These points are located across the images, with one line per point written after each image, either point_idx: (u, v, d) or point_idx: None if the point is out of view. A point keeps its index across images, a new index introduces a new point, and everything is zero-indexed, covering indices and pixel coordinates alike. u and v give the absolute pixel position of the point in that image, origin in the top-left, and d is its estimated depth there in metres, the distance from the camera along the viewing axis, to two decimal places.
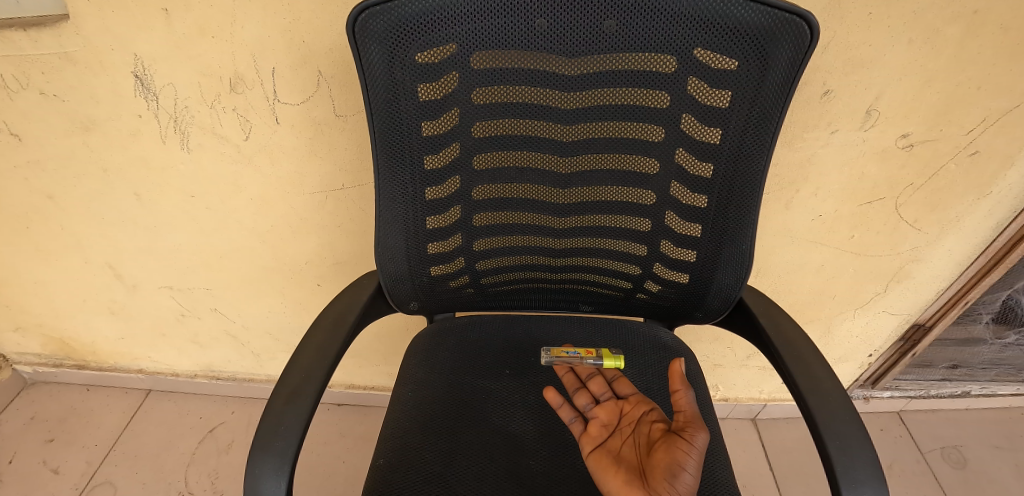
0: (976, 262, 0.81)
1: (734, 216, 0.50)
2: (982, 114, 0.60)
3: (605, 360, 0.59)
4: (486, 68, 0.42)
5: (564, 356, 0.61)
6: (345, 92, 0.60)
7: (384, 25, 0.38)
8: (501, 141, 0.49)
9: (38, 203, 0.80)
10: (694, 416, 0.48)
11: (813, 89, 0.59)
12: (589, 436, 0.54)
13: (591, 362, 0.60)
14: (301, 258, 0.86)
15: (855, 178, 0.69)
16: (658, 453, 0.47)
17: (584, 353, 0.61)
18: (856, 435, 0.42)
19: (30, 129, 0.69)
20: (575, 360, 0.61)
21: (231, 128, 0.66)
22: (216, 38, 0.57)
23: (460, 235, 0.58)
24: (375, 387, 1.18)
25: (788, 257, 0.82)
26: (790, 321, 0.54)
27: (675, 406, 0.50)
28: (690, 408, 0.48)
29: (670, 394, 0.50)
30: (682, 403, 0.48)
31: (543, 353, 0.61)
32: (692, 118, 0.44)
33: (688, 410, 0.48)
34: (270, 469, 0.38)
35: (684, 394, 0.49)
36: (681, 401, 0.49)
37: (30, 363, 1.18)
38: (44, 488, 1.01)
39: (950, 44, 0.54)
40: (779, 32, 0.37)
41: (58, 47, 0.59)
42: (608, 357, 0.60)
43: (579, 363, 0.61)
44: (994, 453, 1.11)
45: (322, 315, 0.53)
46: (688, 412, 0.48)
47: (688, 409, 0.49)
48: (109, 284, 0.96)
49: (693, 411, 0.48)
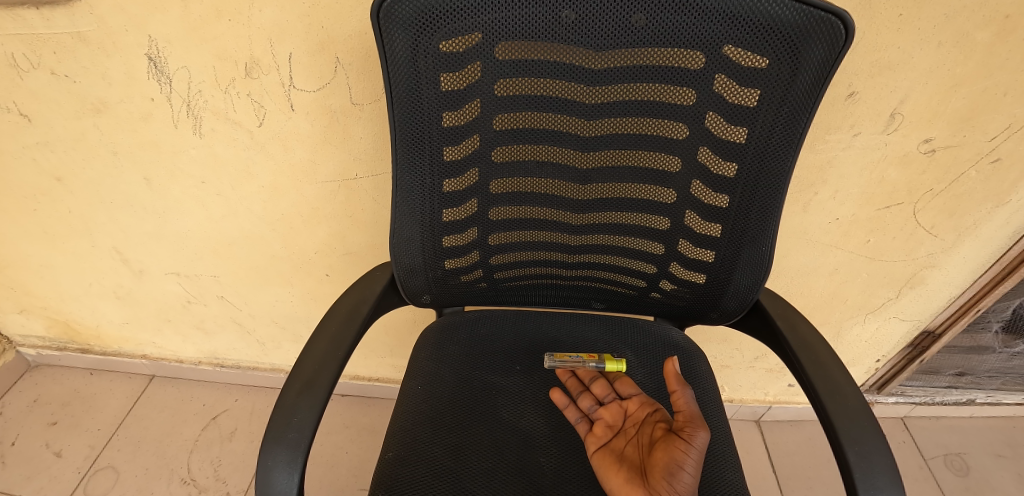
0: (990, 269, 0.81)
1: (756, 217, 0.49)
2: (1007, 121, 0.59)
3: (607, 363, 0.61)
4: (511, 59, 0.41)
5: (567, 360, 0.62)
6: (362, 79, 0.59)
7: (409, 12, 0.37)
8: (521, 134, 0.48)
9: (46, 185, 0.80)
10: (693, 415, 0.48)
11: (838, 91, 0.58)
12: (593, 436, 0.55)
13: (593, 365, 0.61)
14: (311, 247, 0.86)
15: (875, 182, 0.68)
16: (658, 452, 0.49)
17: (586, 357, 0.63)
18: (875, 441, 0.41)
19: (39, 110, 0.68)
20: (577, 363, 0.62)
21: (244, 114, 0.65)
22: (233, 21, 0.56)
23: (475, 229, 0.57)
24: (379, 378, 1.17)
25: (803, 259, 0.81)
26: (807, 324, 0.53)
27: (675, 406, 0.50)
28: (689, 408, 0.48)
29: (669, 394, 0.50)
30: (681, 403, 0.49)
31: (547, 358, 0.63)
32: (718, 117, 0.43)
33: (687, 410, 0.48)
34: (283, 460, 0.38)
35: (683, 394, 0.49)
36: (680, 401, 0.49)
37: (35, 345, 1.18)
38: (46, 472, 1.01)
39: (979, 49, 0.52)
40: (814, 30, 0.35)
41: (71, 26, 0.58)
42: (610, 360, 0.62)
43: (582, 367, 0.62)
44: (996, 461, 1.11)
45: (336, 306, 0.52)
46: (687, 412, 0.48)
47: (687, 409, 0.49)
48: (115, 268, 0.96)
49: (692, 411, 0.48)
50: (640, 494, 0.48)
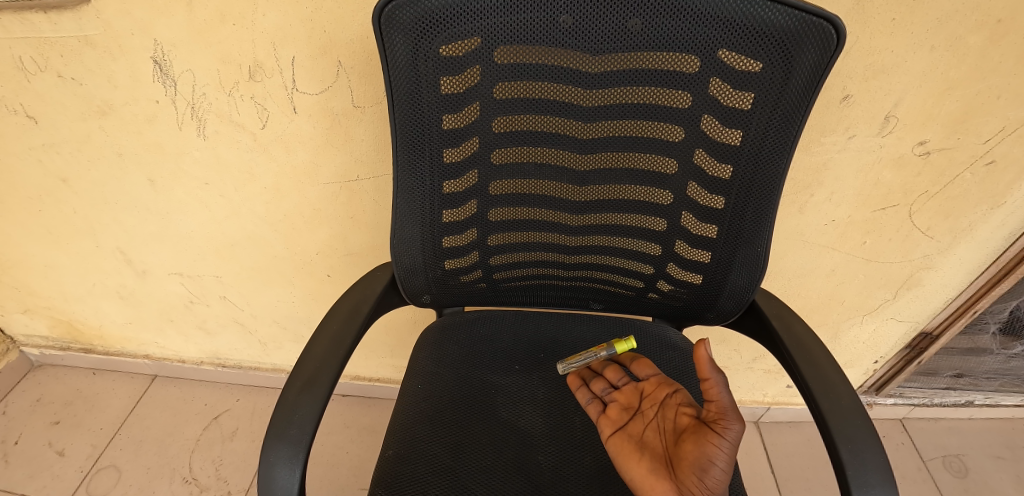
0: (986, 271, 0.81)
1: (751, 218, 0.49)
2: (1000, 124, 0.60)
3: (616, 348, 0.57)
4: (509, 63, 0.42)
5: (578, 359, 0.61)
6: (363, 83, 0.60)
7: (410, 17, 0.38)
8: (520, 136, 0.49)
9: (51, 185, 0.81)
10: (727, 407, 0.44)
11: (833, 94, 0.59)
12: (608, 419, 0.55)
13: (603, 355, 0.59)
14: (312, 248, 0.86)
15: (871, 184, 0.69)
16: (687, 445, 0.46)
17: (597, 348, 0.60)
18: (869, 440, 0.42)
19: (46, 112, 0.69)
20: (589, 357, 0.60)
21: (248, 116, 0.66)
22: (237, 26, 0.56)
23: (475, 230, 0.58)
24: (379, 379, 1.18)
25: (800, 260, 0.81)
26: (802, 324, 0.54)
27: (705, 395, 0.46)
28: (722, 399, 0.44)
29: (701, 383, 0.45)
30: (715, 393, 0.44)
31: (558, 363, 0.62)
32: (713, 119, 0.44)
33: (720, 402, 0.44)
34: (285, 456, 0.39)
35: (716, 383, 0.44)
36: (712, 390, 0.44)
37: (38, 345, 1.19)
38: (49, 471, 1.02)
39: (972, 52, 0.53)
40: (806, 35, 0.36)
41: (78, 30, 0.59)
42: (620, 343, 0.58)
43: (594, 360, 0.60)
44: (995, 463, 1.11)
45: (338, 305, 0.53)
46: (720, 403, 0.44)
47: (720, 400, 0.45)
48: (119, 269, 0.97)
49: (726, 403, 0.44)
50: (664, 485, 0.46)
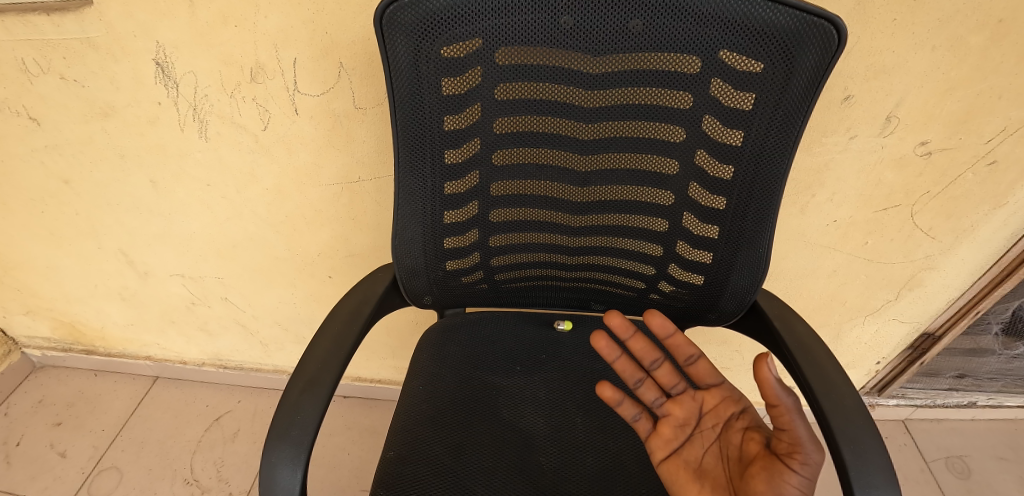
0: (988, 272, 0.81)
1: (753, 218, 0.49)
2: (1003, 124, 0.60)
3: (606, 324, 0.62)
4: (511, 64, 0.42)
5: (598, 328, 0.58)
6: (365, 84, 0.60)
7: (411, 19, 0.38)
8: (522, 136, 0.49)
9: (54, 187, 0.81)
10: (804, 439, 0.38)
11: (834, 94, 0.59)
12: (661, 439, 0.51)
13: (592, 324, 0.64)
14: (313, 249, 0.87)
15: (872, 184, 0.69)
16: (755, 478, 0.40)
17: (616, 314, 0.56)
18: (871, 441, 0.42)
19: (49, 114, 0.69)
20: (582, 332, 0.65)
21: (249, 118, 0.67)
22: (238, 27, 0.57)
23: (476, 231, 0.58)
24: (380, 380, 1.18)
25: (801, 261, 0.81)
26: (804, 324, 0.54)
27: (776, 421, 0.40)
28: (799, 432, 0.38)
29: (769, 409, 0.39)
30: (788, 425, 0.38)
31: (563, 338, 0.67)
32: (714, 120, 0.44)
33: (795, 435, 0.38)
34: (287, 458, 0.39)
35: (792, 416, 0.38)
36: (785, 421, 0.38)
37: (40, 347, 1.19)
38: (51, 472, 1.02)
39: (973, 51, 0.53)
40: (808, 35, 0.36)
41: (81, 32, 0.59)
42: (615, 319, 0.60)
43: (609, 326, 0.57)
44: (998, 464, 1.11)
45: (339, 306, 0.53)
46: (796, 436, 0.38)
47: (796, 430, 0.38)
48: (121, 270, 0.97)
49: (803, 436, 0.38)
50: None
